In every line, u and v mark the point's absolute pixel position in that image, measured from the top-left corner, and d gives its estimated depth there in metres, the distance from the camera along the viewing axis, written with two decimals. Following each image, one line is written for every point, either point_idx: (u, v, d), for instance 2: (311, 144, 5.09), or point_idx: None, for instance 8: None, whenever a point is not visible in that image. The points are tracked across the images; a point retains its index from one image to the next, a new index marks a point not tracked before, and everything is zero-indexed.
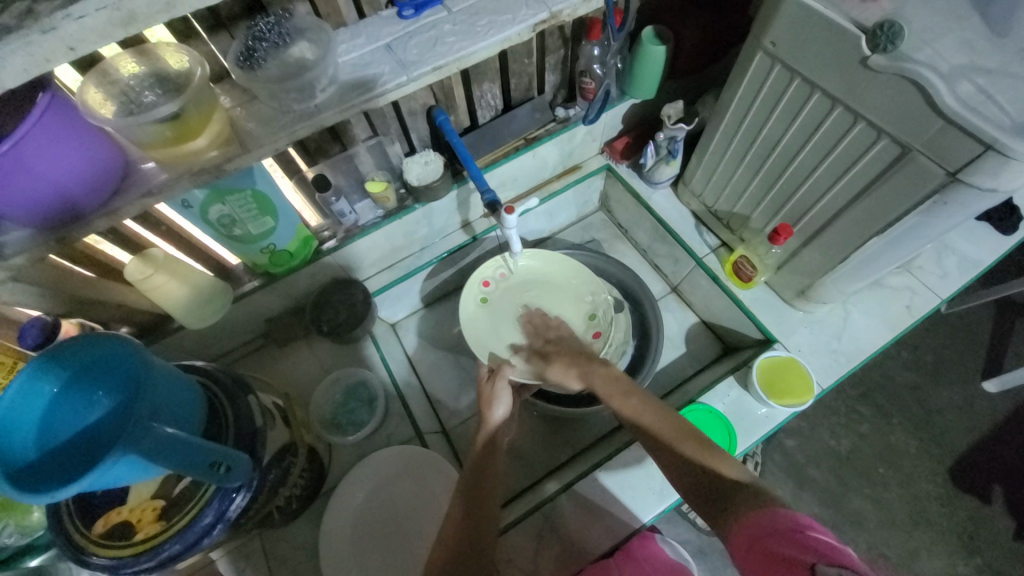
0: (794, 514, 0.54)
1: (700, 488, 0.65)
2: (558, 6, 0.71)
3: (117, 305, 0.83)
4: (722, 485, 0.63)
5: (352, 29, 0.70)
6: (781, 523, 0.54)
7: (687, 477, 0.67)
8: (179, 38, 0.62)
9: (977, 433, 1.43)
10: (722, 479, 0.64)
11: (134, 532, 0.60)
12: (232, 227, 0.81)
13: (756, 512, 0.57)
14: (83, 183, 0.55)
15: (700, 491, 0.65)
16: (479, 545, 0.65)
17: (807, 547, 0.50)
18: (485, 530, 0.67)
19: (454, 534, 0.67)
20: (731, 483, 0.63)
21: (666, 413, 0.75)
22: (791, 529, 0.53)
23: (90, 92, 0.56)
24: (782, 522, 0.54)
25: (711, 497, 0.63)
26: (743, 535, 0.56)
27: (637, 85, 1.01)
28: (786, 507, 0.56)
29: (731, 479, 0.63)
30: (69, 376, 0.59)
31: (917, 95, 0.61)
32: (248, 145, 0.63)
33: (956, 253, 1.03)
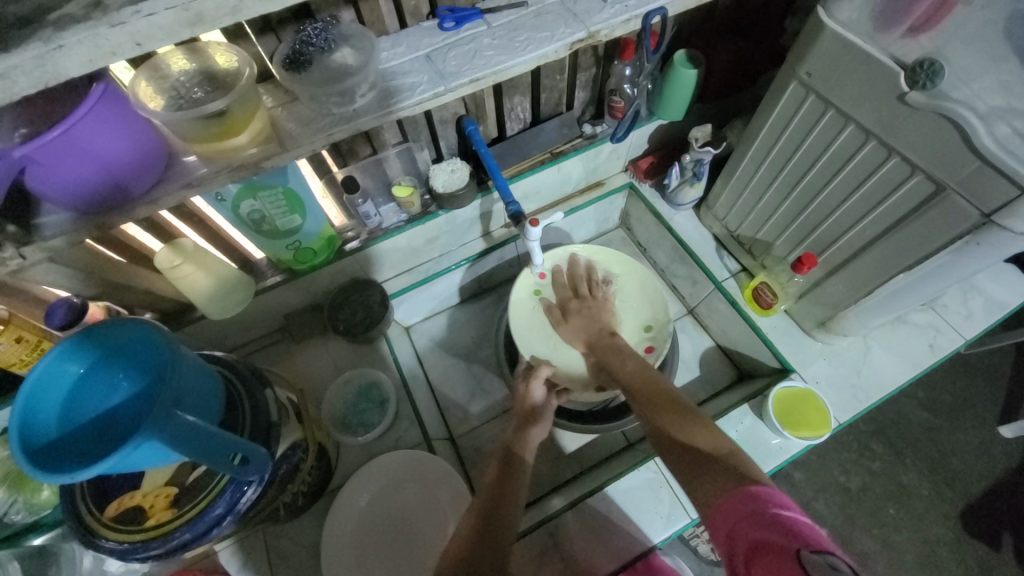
0: (767, 493, 0.50)
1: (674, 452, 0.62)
2: (596, 26, 0.72)
3: (143, 291, 0.85)
4: (701, 452, 0.60)
5: (393, 38, 0.73)
6: (752, 506, 0.49)
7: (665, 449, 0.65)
8: (229, 39, 0.64)
9: (994, 479, 1.38)
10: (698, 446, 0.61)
11: (146, 518, 0.61)
12: (262, 222, 0.83)
13: (729, 487, 0.53)
14: (126, 170, 0.57)
15: (675, 453, 0.62)
16: (497, 544, 0.59)
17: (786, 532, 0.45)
18: (506, 532, 0.61)
19: (475, 528, 0.62)
20: (708, 451, 0.59)
21: (655, 383, 0.75)
22: (763, 511, 0.48)
23: (142, 85, 0.58)
24: (755, 502, 0.49)
25: (686, 461, 0.60)
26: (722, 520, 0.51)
27: (666, 106, 1.02)
28: (759, 487, 0.51)
29: (708, 448, 0.60)
30: (96, 359, 0.60)
31: (954, 134, 0.61)
32: (287, 144, 0.64)
33: (982, 294, 1.02)
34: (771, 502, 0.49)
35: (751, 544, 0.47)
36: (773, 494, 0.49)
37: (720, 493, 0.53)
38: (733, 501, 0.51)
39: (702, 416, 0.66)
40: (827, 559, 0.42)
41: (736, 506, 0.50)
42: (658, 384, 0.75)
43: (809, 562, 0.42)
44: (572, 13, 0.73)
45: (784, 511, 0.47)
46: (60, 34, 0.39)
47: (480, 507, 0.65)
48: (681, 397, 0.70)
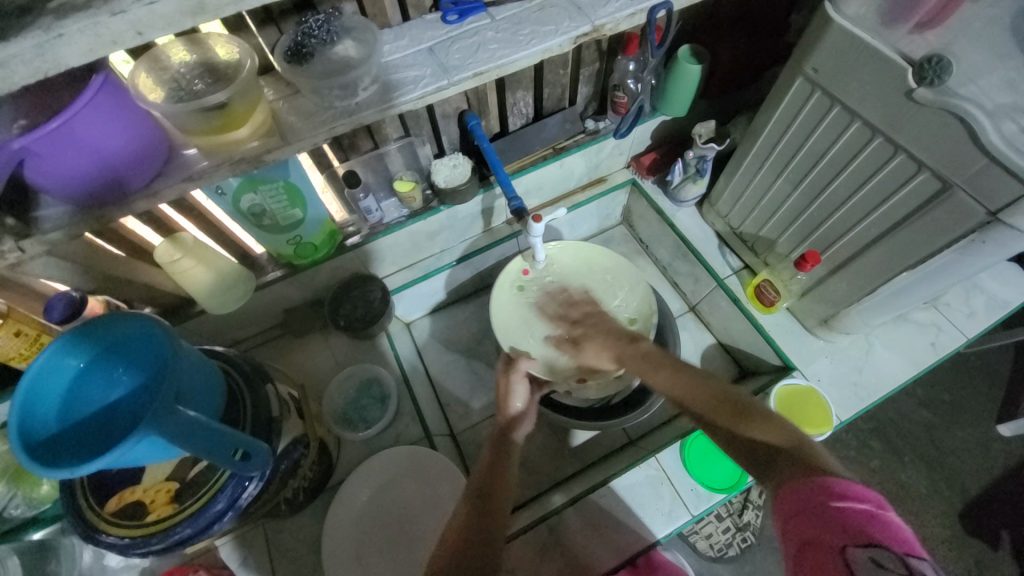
0: (826, 482, 0.49)
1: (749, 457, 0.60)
2: (601, 20, 0.71)
3: (144, 286, 0.85)
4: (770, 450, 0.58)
5: (396, 31, 0.72)
6: (814, 495, 0.49)
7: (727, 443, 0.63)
8: (229, 30, 0.63)
9: (993, 477, 1.39)
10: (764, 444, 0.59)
11: (146, 513, 0.60)
12: (262, 216, 0.83)
13: (795, 479, 0.52)
14: (127, 162, 0.56)
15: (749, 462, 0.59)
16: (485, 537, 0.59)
17: (842, 525, 0.46)
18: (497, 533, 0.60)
19: (464, 527, 0.61)
20: (776, 448, 0.58)
21: (694, 377, 0.71)
22: (824, 503, 0.48)
23: (142, 77, 0.58)
24: (812, 493, 0.49)
25: (760, 467, 0.58)
26: (782, 500, 0.51)
27: (670, 102, 1.01)
28: (825, 475, 0.51)
29: (775, 444, 0.58)
30: (95, 353, 0.60)
31: (961, 132, 0.60)
32: (288, 137, 0.63)
33: (984, 293, 1.01)
34: (831, 491, 0.48)
35: (804, 536, 0.48)
36: (835, 484, 0.49)
37: (783, 479, 0.53)
38: (790, 487, 0.52)
39: (761, 407, 0.64)
40: (883, 560, 0.43)
41: (796, 495, 0.50)
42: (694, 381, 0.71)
43: (860, 561, 0.43)
44: (577, 7, 0.73)
45: (846, 504, 0.47)
46: (61, 23, 0.39)
47: (470, 504, 0.64)
48: (728, 386, 0.68)
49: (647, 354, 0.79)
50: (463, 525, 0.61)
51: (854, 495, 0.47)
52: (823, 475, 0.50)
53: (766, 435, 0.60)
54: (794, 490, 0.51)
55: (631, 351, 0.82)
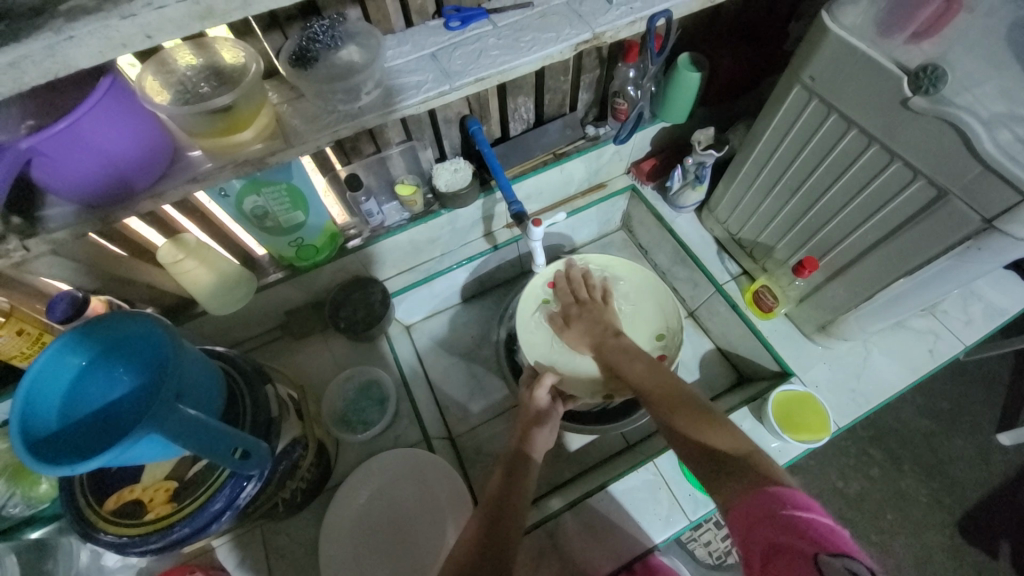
0: (783, 494, 0.50)
1: (697, 457, 0.63)
2: (601, 28, 0.72)
3: (145, 286, 0.86)
4: (721, 454, 0.60)
5: (399, 37, 0.73)
6: (774, 508, 0.50)
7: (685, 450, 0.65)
8: (235, 34, 0.64)
9: (993, 486, 1.38)
10: (716, 448, 0.61)
11: (145, 511, 0.60)
12: (265, 218, 0.83)
13: (751, 486, 0.54)
14: (132, 163, 0.57)
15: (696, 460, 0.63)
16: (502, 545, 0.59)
17: (806, 536, 0.46)
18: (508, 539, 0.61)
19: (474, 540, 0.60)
20: (728, 453, 0.60)
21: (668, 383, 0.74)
22: (786, 515, 0.48)
23: (149, 79, 0.59)
24: (767, 502, 0.50)
25: (706, 467, 0.61)
26: (745, 515, 0.51)
27: (670, 109, 1.02)
28: (783, 487, 0.52)
29: (727, 450, 0.61)
30: (97, 352, 0.60)
31: (956, 140, 0.61)
32: (292, 140, 0.64)
33: (982, 300, 1.02)
34: (787, 501, 0.50)
35: (768, 547, 0.48)
36: (793, 495, 0.50)
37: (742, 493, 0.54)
38: (750, 501, 0.52)
39: (720, 417, 0.66)
40: (848, 566, 0.43)
41: (753, 506, 0.51)
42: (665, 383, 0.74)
43: (828, 567, 0.43)
44: (577, 14, 0.74)
45: (805, 513, 0.48)
46: (71, 25, 0.39)
47: (482, 520, 0.64)
48: (695, 396, 0.71)
49: (626, 356, 0.83)
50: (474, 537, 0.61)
51: (815, 509, 0.48)
52: (777, 487, 0.52)
53: (718, 440, 0.62)
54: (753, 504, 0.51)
55: (615, 350, 0.86)
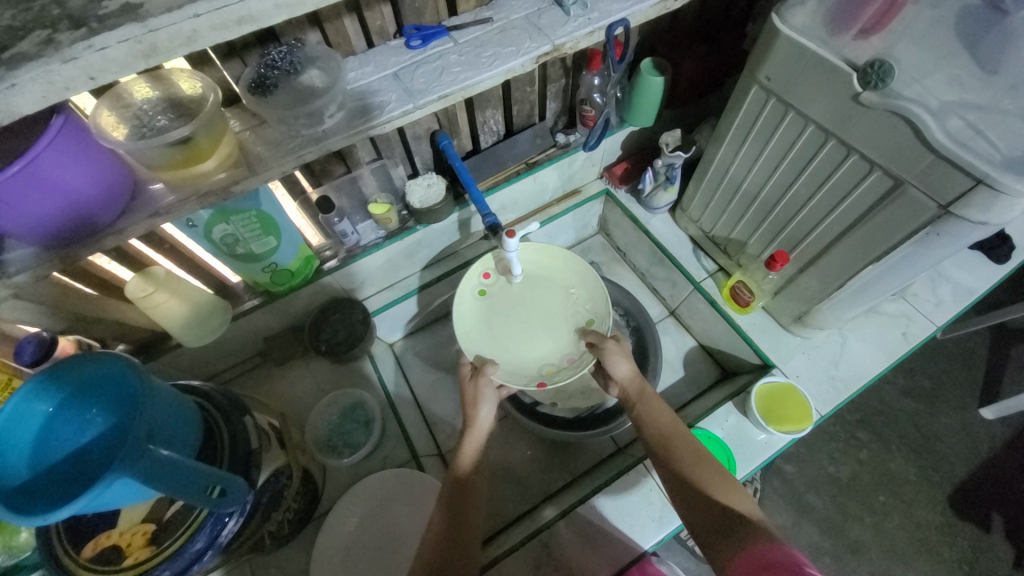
0: (785, 546, 0.52)
1: (710, 523, 0.62)
2: (561, 39, 0.73)
3: (115, 323, 0.84)
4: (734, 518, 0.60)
5: (361, 58, 0.73)
6: (777, 558, 0.51)
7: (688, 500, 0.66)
8: (193, 65, 0.64)
9: (978, 460, 1.42)
10: (733, 511, 0.61)
11: (123, 557, 0.58)
12: (235, 246, 0.82)
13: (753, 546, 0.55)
14: (90, 202, 0.56)
15: (706, 526, 0.62)
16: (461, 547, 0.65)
17: None
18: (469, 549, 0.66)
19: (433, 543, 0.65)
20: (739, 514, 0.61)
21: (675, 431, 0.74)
22: (788, 564, 0.50)
23: (104, 115, 0.58)
24: (772, 555, 0.52)
25: (717, 531, 0.60)
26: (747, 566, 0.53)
27: (636, 113, 1.04)
28: (783, 542, 0.54)
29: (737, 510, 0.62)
30: (64, 397, 0.58)
31: (906, 131, 0.63)
32: (256, 167, 0.63)
33: (950, 281, 1.05)
34: (791, 556, 0.51)
35: None
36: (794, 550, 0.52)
37: (743, 545, 0.56)
38: (750, 552, 0.54)
39: (726, 472, 0.68)
40: None
41: (754, 558, 0.53)
42: (683, 440, 0.72)
43: None
44: (536, 28, 0.75)
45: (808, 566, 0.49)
46: (13, 73, 0.38)
47: (446, 506, 0.70)
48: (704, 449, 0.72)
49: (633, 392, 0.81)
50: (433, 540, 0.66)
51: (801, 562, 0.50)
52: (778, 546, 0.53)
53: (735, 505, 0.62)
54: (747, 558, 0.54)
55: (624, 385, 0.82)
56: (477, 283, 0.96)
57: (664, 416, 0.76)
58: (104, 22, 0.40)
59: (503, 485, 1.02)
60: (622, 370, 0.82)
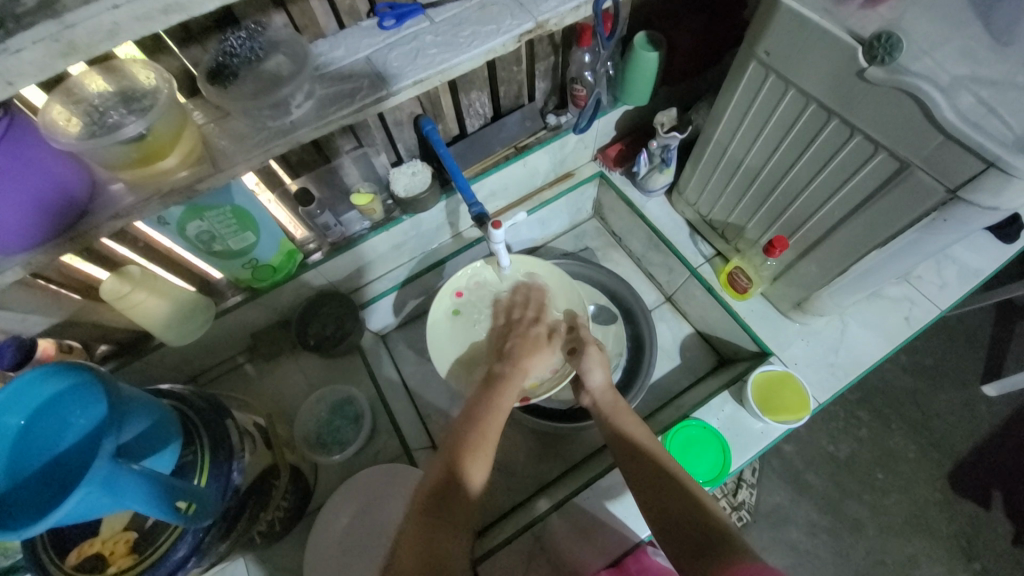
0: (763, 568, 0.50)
1: (685, 533, 0.61)
2: (544, 15, 0.68)
3: (94, 325, 0.82)
4: (712, 526, 0.60)
5: (331, 40, 0.68)
6: None
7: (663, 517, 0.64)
8: (148, 54, 0.60)
9: (977, 437, 1.41)
10: (710, 529, 0.59)
11: (106, 565, 0.57)
12: (212, 243, 0.79)
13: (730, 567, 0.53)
14: (44, 206, 0.53)
15: (682, 540, 0.60)
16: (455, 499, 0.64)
17: None
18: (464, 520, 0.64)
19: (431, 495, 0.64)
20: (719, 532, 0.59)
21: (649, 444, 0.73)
22: None
23: (56, 109, 0.54)
24: None
25: (694, 549, 0.58)
26: None
27: (630, 92, 0.99)
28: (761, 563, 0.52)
29: (716, 526, 0.60)
30: (35, 409, 0.56)
31: (915, 109, 0.58)
32: (220, 164, 0.60)
33: (956, 263, 1.01)
34: None
35: None
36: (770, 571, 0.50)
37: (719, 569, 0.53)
38: None
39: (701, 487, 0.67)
40: None
41: None
42: (656, 450, 0.71)
43: None
44: (518, 3, 0.70)
45: None
46: None
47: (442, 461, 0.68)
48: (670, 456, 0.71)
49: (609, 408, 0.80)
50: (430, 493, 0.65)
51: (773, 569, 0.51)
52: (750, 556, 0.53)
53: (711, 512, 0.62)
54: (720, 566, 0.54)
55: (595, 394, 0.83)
56: (449, 304, 0.99)
57: (637, 427, 0.76)
58: (20, 21, 0.37)
59: (496, 476, 1.02)
60: (597, 380, 0.84)
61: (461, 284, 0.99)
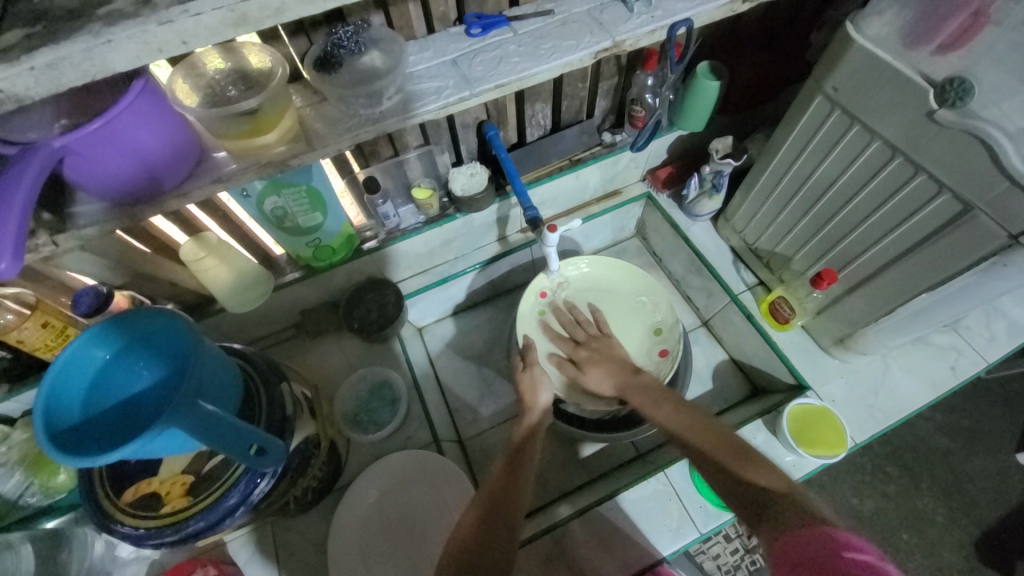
0: (830, 531, 0.49)
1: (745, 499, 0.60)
2: (622, 36, 0.72)
3: (167, 283, 0.88)
4: (766, 493, 0.59)
5: (421, 43, 0.74)
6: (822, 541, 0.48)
7: (722, 483, 0.64)
8: (262, 40, 0.66)
9: (1013, 507, 1.34)
10: (759, 486, 0.60)
11: (161, 504, 0.62)
12: (284, 219, 0.85)
13: (796, 528, 0.52)
14: (159, 163, 0.59)
15: (738, 499, 0.61)
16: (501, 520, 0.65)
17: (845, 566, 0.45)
18: (510, 538, 0.64)
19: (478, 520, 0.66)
20: (770, 490, 0.59)
21: (699, 417, 0.75)
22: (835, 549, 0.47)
23: (178, 83, 0.60)
24: (817, 542, 0.48)
25: (752, 507, 0.59)
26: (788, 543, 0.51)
27: (687, 117, 1.02)
28: (833, 526, 0.50)
29: (767, 484, 0.60)
30: (121, 346, 0.61)
31: (983, 152, 0.60)
32: (314, 143, 0.65)
33: (1006, 317, 0.99)
34: (839, 543, 0.47)
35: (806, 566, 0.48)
36: (843, 536, 0.48)
37: (787, 530, 0.52)
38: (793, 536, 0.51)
39: (752, 450, 0.67)
40: None
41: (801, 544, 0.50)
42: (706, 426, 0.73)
43: None
44: (598, 23, 0.74)
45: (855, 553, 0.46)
46: (110, 30, 0.42)
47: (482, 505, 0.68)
48: (722, 429, 0.72)
49: (654, 396, 0.83)
50: (478, 517, 0.66)
51: (865, 547, 0.46)
52: (833, 528, 0.49)
53: (760, 480, 0.61)
54: (801, 541, 0.50)
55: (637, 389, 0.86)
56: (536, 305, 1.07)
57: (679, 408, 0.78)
58: None
59: None
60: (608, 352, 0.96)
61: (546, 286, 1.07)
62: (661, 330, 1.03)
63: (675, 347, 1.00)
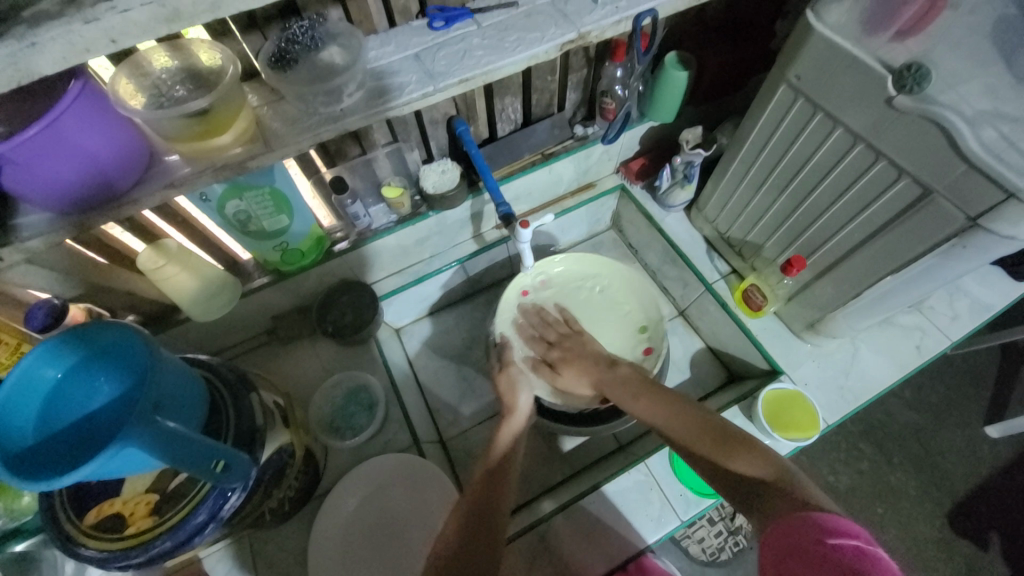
0: (815, 518, 0.50)
1: (740, 487, 0.61)
2: (587, 27, 0.71)
3: (126, 294, 0.84)
4: (756, 483, 0.59)
5: (382, 37, 0.72)
6: (804, 529, 0.50)
7: (714, 476, 0.65)
8: (212, 36, 0.63)
9: (979, 478, 1.40)
10: (750, 477, 0.60)
11: (126, 525, 0.59)
12: (248, 223, 0.82)
13: (786, 515, 0.53)
14: (105, 169, 0.55)
15: (733, 490, 0.61)
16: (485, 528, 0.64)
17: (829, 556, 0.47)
18: (495, 536, 0.63)
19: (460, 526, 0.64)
20: (760, 480, 0.59)
21: (680, 408, 0.74)
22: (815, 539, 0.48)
23: (122, 82, 0.57)
24: (802, 530, 0.50)
25: (747, 499, 0.59)
26: (779, 536, 0.51)
27: (657, 109, 1.02)
28: (820, 511, 0.51)
29: (755, 474, 0.60)
30: (74, 363, 0.58)
31: (939, 137, 0.61)
32: (272, 143, 0.63)
33: (967, 296, 1.03)
34: (823, 527, 0.49)
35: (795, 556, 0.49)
36: (831, 520, 0.49)
37: (777, 518, 0.53)
38: (783, 525, 0.52)
39: (740, 435, 0.66)
40: None
41: (788, 534, 0.51)
42: (684, 414, 0.73)
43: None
44: (562, 14, 0.73)
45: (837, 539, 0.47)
46: (33, 31, 0.39)
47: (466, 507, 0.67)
48: (705, 413, 0.72)
49: (633, 389, 0.82)
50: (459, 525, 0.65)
51: (849, 530, 0.48)
52: (811, 512, 0.51)
53: (745, 468, 0.61)
54: (784, 531, 0.51)
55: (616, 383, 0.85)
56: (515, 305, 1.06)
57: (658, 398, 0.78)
58: None
59: None
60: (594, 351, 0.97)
61: (528, 284, 1.06)
62: (645, 326, 1.03)
63: (660, 343, 1.00)
